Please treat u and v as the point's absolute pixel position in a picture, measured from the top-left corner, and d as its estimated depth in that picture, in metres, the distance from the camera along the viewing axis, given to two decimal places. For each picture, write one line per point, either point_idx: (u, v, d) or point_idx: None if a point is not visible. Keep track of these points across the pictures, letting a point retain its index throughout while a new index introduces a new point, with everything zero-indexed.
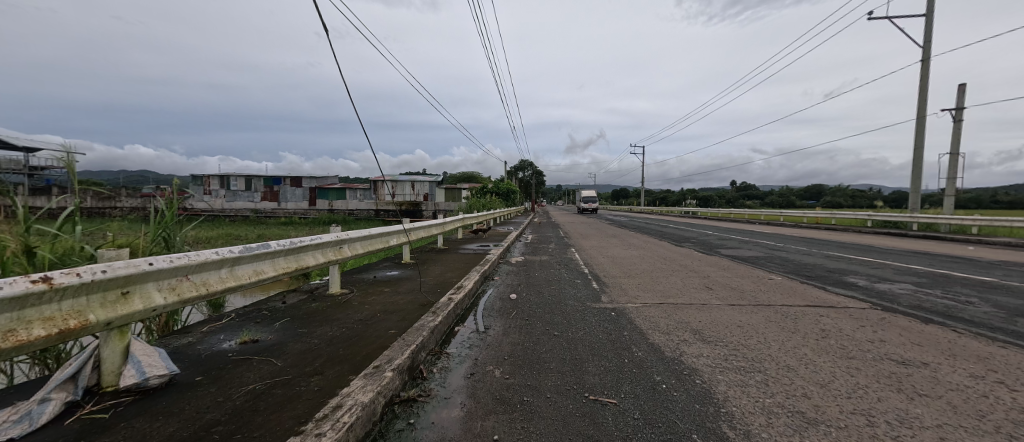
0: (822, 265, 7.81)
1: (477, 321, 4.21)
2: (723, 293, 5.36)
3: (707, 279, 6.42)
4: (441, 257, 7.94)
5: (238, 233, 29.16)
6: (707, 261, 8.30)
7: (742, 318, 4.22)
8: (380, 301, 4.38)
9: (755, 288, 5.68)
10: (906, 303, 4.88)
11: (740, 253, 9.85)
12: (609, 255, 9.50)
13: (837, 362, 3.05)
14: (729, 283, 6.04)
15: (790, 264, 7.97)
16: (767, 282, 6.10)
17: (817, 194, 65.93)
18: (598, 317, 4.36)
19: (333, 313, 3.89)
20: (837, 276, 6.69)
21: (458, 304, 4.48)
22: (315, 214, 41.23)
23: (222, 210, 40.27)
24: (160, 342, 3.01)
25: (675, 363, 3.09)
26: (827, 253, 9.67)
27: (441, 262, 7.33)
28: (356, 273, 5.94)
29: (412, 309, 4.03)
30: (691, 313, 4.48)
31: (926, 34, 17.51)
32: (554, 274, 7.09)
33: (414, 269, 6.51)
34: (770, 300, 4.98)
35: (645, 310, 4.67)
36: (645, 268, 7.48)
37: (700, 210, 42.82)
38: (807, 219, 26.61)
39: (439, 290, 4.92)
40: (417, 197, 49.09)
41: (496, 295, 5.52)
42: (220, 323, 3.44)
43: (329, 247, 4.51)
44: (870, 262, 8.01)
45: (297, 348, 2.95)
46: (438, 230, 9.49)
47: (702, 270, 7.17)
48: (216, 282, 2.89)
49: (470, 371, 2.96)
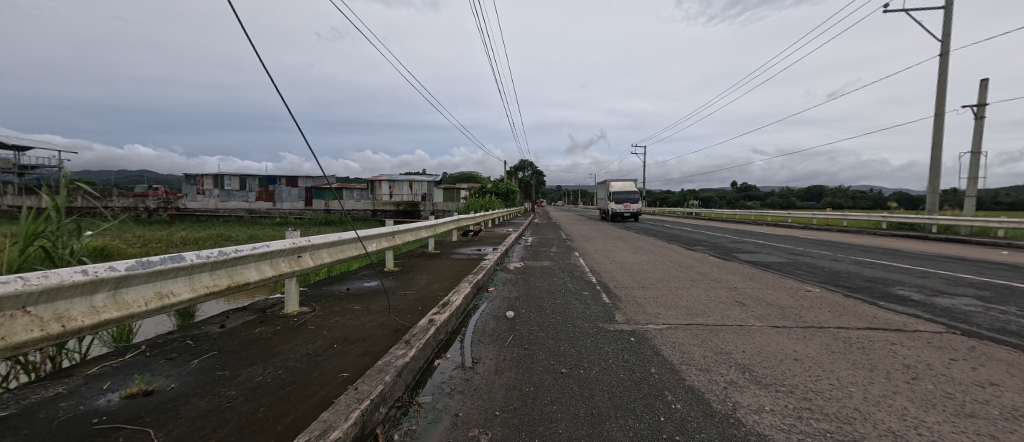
0: (858, 273, 6.91)
1: (464, 352, 3.35)
2: (760, 311, 4.53)
3: (734, 291, 5.55)
4: (430, 264, 7.10)
5: (229, 234, 28.40)
6: (727, 268, 7.41)
7: (796, 348, 3.38)
8: (344, 323, 3.52)
9: (794, 304, 4.81)
10: (985, 324, 4.05)
11: (760, 258, 9.02)
12: (617, 261, 8.58)
13: (960, 425, 2.19)
14: (762, 297, 5.18)
15: (822, 272, 7.07)
16: (805, 296, 5.23)
17: (820, 195, 64.91)
18: (615, 345, 3.51)
19: (278, 342, 3.04)
20: (883, 288, 5.81)
21: (440, 328, 3.61)
22: (310, 214, 40.38)
23: (216, 210, 39.61)
24: (9, 398, 2.14)
25: (733, 425, 2.21)
26: (855, 258, 8.83)
27: (429, 270, 6.49)
28: (327, 285, 5.09)
29: (380, 338, 3.16)
30: (730, 339, 3.63)
31: (943, 28, 16.64)
32: (558, 284, 6.23)
33: (397, 279, 5.67)
34: (821, 321, 4.13)
35: (672, 333, 3.82)
36: (660, 277, 6.61)
37: (701, 211, 42.23)
38: (816, 221, 25.77)
39: (420, 309, 4.05)
40: (415, 197, 48.05)
41: (489, 312, 4.65)
42: (115, 364, 2.57)
43: (284, 256, 3.64)
44: (912, 270, 7.09)
45: (202, 404, 2.08)
46: (429, 232, 8.66)
47: (726, 280, 6.33)
48: (83, 315, 2.02)
49: (447, 438, 2.09)
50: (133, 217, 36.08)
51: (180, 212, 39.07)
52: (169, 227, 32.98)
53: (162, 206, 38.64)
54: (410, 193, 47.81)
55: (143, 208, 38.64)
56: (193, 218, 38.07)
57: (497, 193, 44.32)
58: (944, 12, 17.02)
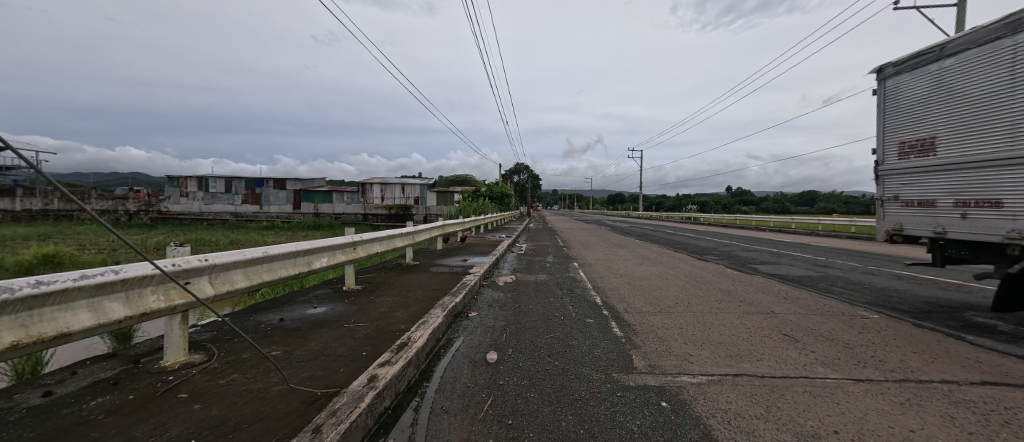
0: (911, 293, 5.79)
1: (413, 437, 2.15)
2: (820, 352, 3.43)
3: (776, 319, 4.41)
4: (402, 280, 5.92)
5: (211, 240, 27.28)
6: (752, 286, 6.31)
7: (918, 427, 2.24)
8: (237, 388, 2.34)
9: (862, 341, 3.69)
10: None
11: (784, 271, 7.95)
12: (624, 276, 7.40)
13: None
14: (813, 328, 4.09)
15: (868, 291, 5.95)
16: (871, 327, 4.11)
17: (816, 200, 64.63)
18: (643, 421, 2.34)
19: (102, 434, 1.85)
20: (955, 314, 4.70)
21: (381, 395, 2.39)
22: (298, 218, 39.21)
23: (200, 214, 38.37)
24: None
25: None
26: (892, 271, 7.78)
27: (398, 290, 5.32)
28: (255, 314, 3.92)
29: (275, 423, 1.97)
30: (808, 406, 2.49)
31: (959, 26, 15.86)
32: (556, 307, 5.10)
33: (354, 303, 4.50)
34: (914, 371, 3.02)
35: (719, 393, 2.67)
36: (679, 298, 5.46)
37: (698, 217, 41.46)
38: (823, 227, 24.95)
39: (361, 358, 2.86)
40: (407, 200, 46.62)
41: (464, 355, 3.44)
42: None
43: (153, 285, 2.49)
44: (972, 289, 5.98)
45: None
46: (406, 241, 7.48)
47: (758, 301, 5.25)
48: None
49: None
50: (112, 221, 34.76)
51: (162, 216, 37.76)
52: (148, 230, 31.77)
53: (143, 209, 37.33)
54: (402, 196, 46.47)
55: (123, 211, 37.22)
56: (175, 222, 36.69)
57: (491, 197, 43.40)
58: (958, 9, 16.19)
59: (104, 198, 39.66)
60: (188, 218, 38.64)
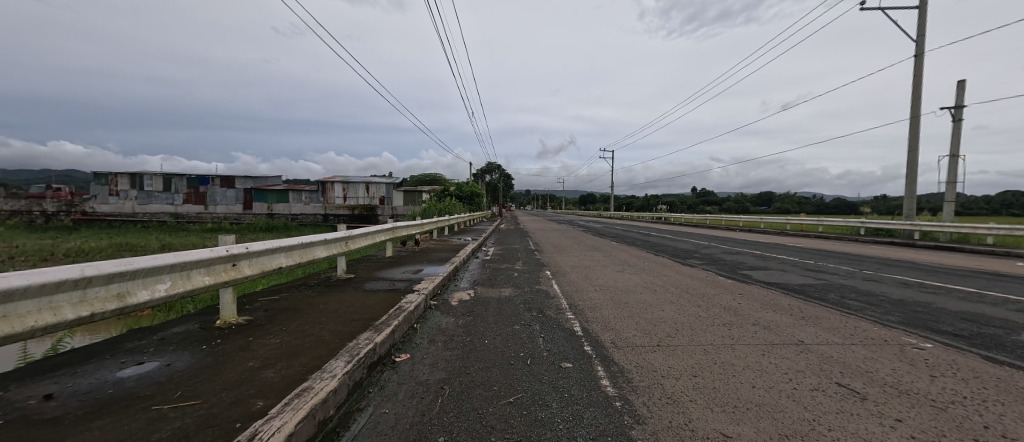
0: (938, 308, 4.91)
1: None
2: (913, 422, 2.27)
3: (813, 356, 3.29)
4: (316, 305, 4.38)
5: (140, 244, 23.89)
6: (758, 301, 5.26)
7: None
8: None
9: (953, 396, 2.58)
10: None
11: (780, 278, 7.07)
12: (605, 288, 6.18)
13: None
14: (870, 371, 2.97)
15: (889, 305, 5.03)
16: (941, 368, 3.03)
17: (773, 200, 67.65)
18: None
19: None
20: (1011, 338, 3.78)
21: None
22: (248, 219, 35.92)
23: (132, 215, 34.20)
24: None
25: None
26: (892, 277, 7.06)
27: (302, 321, 3.78)
28: (14, 388, 2.32)
29: None
30: None
31: (919, 28, 16.04)
32: (521, 341, 3.75)
33: (212, 350, 2.95)
34: None
35: None
36: (680, 323, 4.24)
37: (665, 216, 41.99)
38: (788, 226, 25.26)
39: None
40: (372, 200, 43.97)
41: None
42: None
43: None
44: (998, 300, 5.20)
45: None
46: (334, 248, 5.87)
47: (777, 325, 4.14)
48: None
49: None
50: (20, 223, 30.03)
51: (85, 217, 33.13)
52: (63, 234, 27.54)
53: (62, 210, 32.68)
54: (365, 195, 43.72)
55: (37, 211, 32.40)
56: (102, 224, 32.36)
57: (460, 196, 41.66)
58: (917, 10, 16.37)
59: (12, 196, 34.42)
60: (117, 220, 34.32)
